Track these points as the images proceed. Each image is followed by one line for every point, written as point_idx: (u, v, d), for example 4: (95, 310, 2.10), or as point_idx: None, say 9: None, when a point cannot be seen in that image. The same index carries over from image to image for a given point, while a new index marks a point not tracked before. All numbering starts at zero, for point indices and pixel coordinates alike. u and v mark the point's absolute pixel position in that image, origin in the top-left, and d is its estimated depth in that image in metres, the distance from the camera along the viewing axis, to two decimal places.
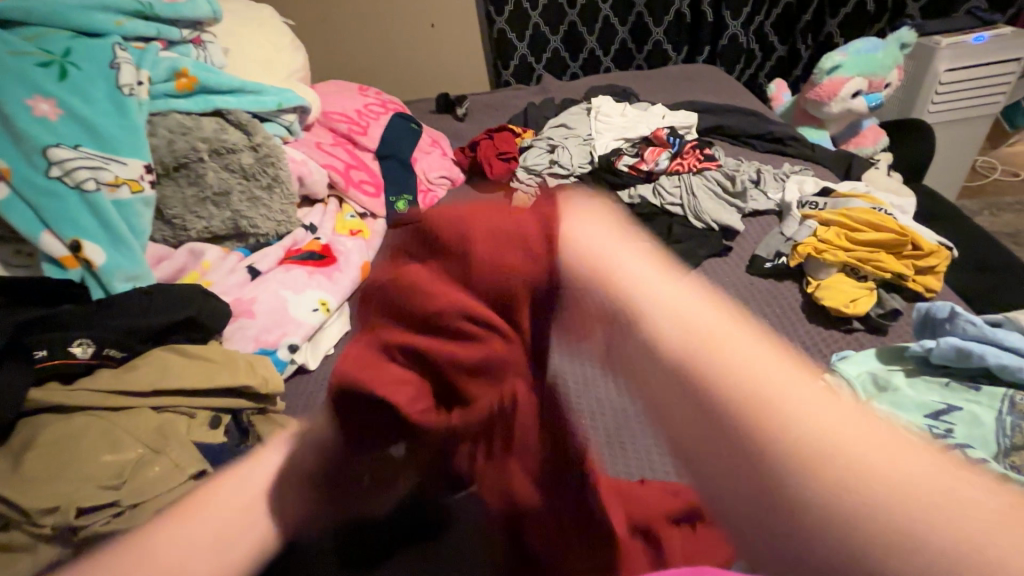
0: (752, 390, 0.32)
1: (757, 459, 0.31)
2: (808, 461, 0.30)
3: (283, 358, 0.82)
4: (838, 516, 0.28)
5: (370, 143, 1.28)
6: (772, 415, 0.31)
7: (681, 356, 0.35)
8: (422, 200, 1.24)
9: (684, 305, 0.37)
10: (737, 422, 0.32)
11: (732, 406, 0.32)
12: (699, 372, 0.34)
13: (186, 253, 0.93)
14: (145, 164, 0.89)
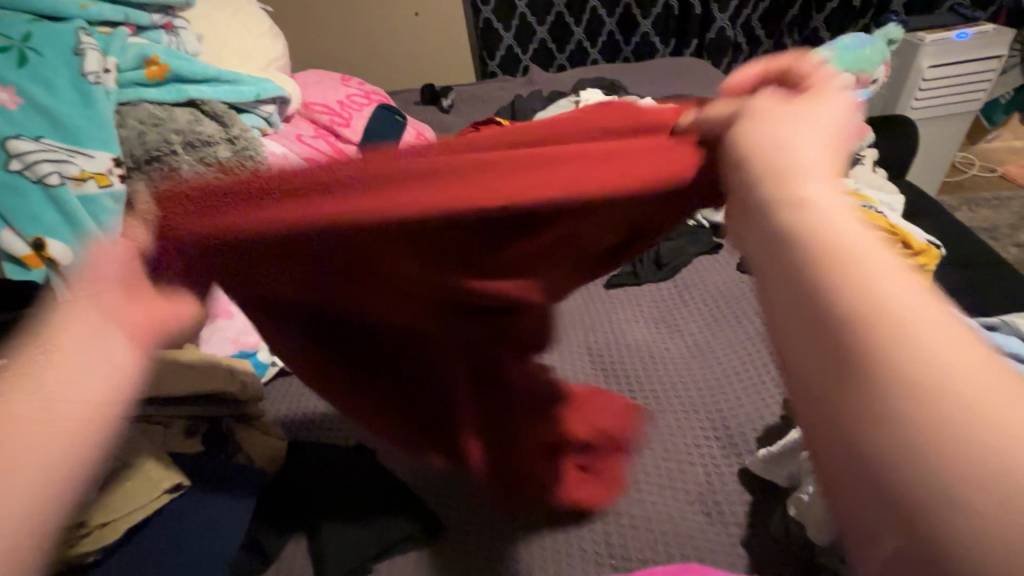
0: (885, 309, 0.25)
1: (873, 361, 0.24)
2: (951, 396, 0.22)
3: (264, 360, 0.80)
4: (962, 465, 0.21)
5: (353, 135, 1.25)
6: (907, 339, 0.24)
7: (805, 252, 0.28)
8: None
9: (842, 208, 0.29)
10: (855, 334, 0.25)
11: (855, 317, 0.25)
12: (820, 273, 0.27)
13: None
14: (114, 156, 0.84)
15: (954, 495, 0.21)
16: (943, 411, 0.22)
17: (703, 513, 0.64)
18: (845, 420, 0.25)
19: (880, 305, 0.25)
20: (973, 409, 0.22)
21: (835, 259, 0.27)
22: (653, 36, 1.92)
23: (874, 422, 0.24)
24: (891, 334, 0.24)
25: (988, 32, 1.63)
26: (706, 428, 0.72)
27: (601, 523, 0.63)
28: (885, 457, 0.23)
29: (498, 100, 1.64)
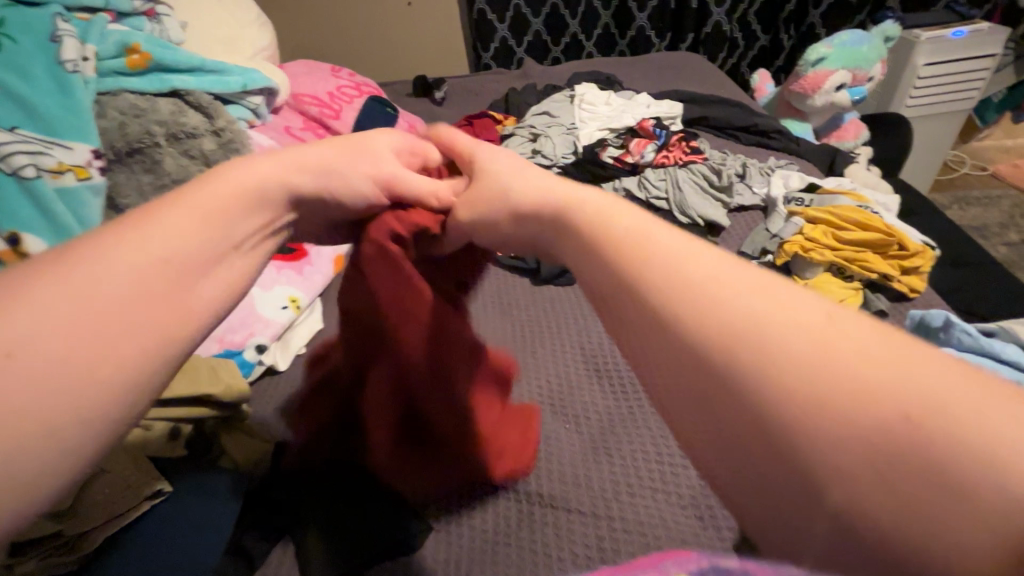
0: (748, 331, 0.28)
1: (742, 378, 0.27)
2: (811, 393, 0.26)
3: (249, 359, 0.77)
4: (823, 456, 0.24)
5: (343, 127, 1.22)
6: (772, 358, 0.27)
7: (678, 294, 0.31)
8: None
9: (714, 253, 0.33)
10: (725, 361, 0.28)
11: (721, 345, 0.29)
12: (691, 310, 0.30)
13: None
14: (94, 148, 0.81)
15: (853, 475, 0.24)
16: (804, 399, 0.26)
17: (696, 517, 0.63)
18: (748, 435, 0.27)
19: (748, 325, 0.28)
20: (838, 397, 0.25)
21: (693, 294, 0.31)
22: (649, 30, 1.90)
23: (768, 429, 0.26)
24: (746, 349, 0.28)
25: (983, 30, 1.62)
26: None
27: (597, 527, 0.62)
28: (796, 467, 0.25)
29: (491, 93, 1.61)
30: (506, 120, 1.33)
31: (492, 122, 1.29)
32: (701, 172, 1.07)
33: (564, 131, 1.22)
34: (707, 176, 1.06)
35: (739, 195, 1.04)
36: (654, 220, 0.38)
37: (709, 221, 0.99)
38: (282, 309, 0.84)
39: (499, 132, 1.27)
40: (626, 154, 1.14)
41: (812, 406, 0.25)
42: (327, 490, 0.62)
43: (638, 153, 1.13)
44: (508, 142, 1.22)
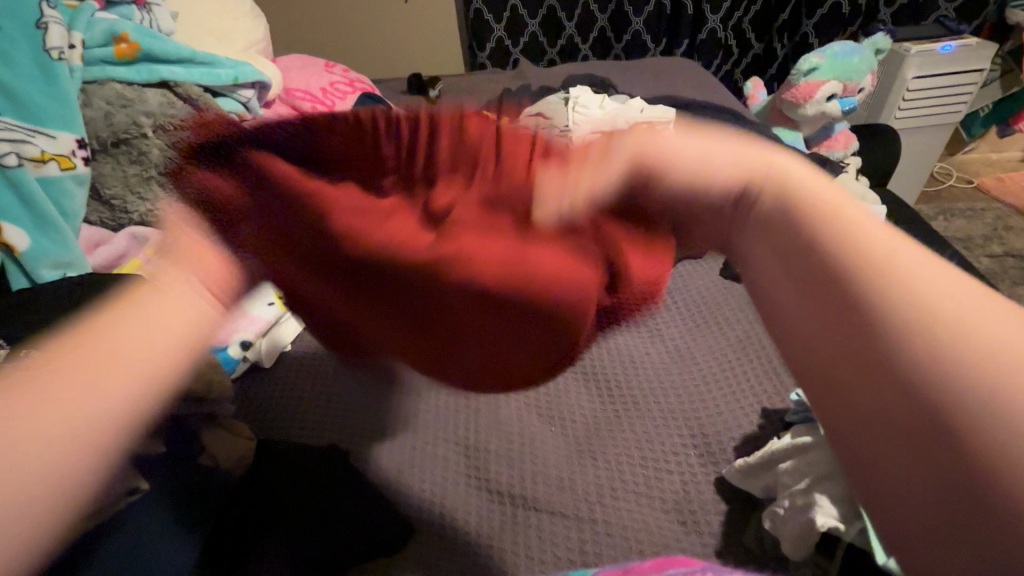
0: (923, 310, 0.30)
1: (858, 329, 0.31)
2: (957, 362, 0.28)
3: (233, 356, 0.75)
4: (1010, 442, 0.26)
5: None
6: (938, 333, 0.29)
7: (846, 274, 0.32)
8: None
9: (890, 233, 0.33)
10: (900, 334, 0.30)
11: (899, 322, 0.30)
12: (852, 284, 0.32)
13: (125, 239, 0.82)
14: (78, 138, 0.80)
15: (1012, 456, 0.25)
16: (925, 364, 0.29)
17: (678, 522, 0.63)
18: (883, 394, 0.30)
19: (902, 283, 0.31)
20: (949, 364, 0.28)
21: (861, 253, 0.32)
22: (644, 34, 1.90)
23: (907, 394, 0.29)
24: (897, 294, 0.31)
25: (971, 45, 1.65)
26: (685, 435, 0.71)
27: (579, 530, 0.62)
28: (879, 399, 0.30)
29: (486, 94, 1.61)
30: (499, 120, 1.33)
31: None
32: None
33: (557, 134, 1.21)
34: None
35: None
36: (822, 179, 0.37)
37: None
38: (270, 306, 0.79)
39: None
40: None
41: (938, 345, 0.29)
42: (311, 489, 0.62)
43: None
44: None
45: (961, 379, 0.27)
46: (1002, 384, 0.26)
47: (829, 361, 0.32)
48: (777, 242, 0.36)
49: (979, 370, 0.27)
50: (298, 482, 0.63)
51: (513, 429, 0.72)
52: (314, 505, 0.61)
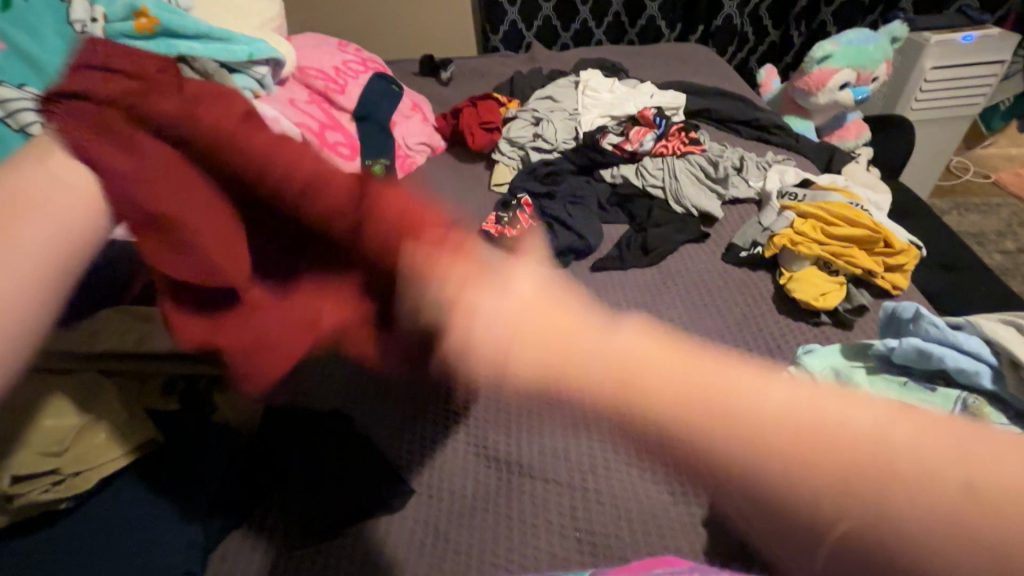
0: (772, 425, 0.31)
1: (750, 464, 0.31)
2: (793, 461, 0.30)
3: None
4: (901, 529, 0.28)
5: (348, 102, 1.26)
6: (812, 438, 0.30)
7: (665, 434, 0.33)
8: (400, 165, 1.26)
9: (677, 359, 0.35)
10: (772, 458, 0.30)
11: (752, 448, 0.31)
12: (672, 435, 0.32)
13: None
14: None
15: (900, 530, 0.28)
16: (822, 478, 0.29)
17: (667, 493, 0.66)
18: (790, 523, 0.31)
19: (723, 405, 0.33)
20: (847, 453, 0.29)
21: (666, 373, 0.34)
22: (659, 19, 1.89)
23: (791, 514, 0.30)
24: (769, 424, 0.31)
25: (994, 36, 1.62)
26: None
27: (570, 498, 0.65)
28: (795, 520, 0.30)
29: (497, 77, 1.63)
30: (510, 103, 1.37)
31: (496, 104, 1.33)
32: (697, 163, 1.09)
33: (566, 117, 1.24)
34: (702, 167, 1.08)
35: (734, 187, 1.06)
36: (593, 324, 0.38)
37: (701, 212, 1.02)
38: None
39: (502, 114, 1.31)
40: (625, 142, 1.14)
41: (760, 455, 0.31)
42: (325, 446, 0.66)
43: (637, 141, 1.13)
44: (510, 126, 1.26)
45: (849, 461, 0.29)
46: (888, 460, 0.28)
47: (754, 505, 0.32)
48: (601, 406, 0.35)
49: (871, 450, 0.29)
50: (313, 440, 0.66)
51: (514, 402, 0.75)
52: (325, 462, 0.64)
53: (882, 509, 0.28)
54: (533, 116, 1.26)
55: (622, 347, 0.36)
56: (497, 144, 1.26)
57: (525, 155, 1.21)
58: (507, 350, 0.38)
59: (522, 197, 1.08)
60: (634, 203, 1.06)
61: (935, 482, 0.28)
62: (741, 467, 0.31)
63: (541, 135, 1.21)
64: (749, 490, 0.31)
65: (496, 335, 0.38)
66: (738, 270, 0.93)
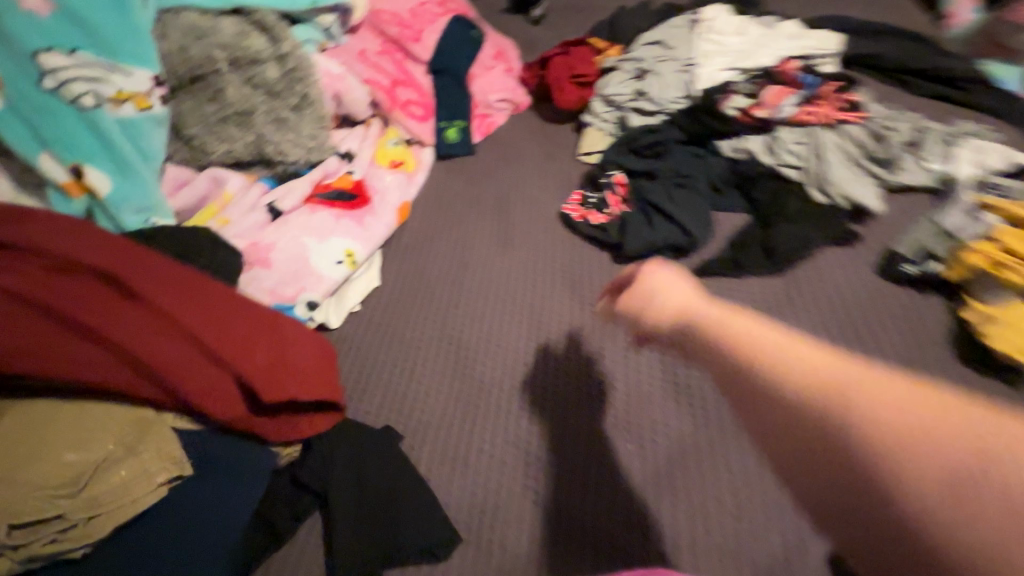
0: (869, 428, 0.29)
1: (898, 491, 0.27)
2: (864, 434, 0.29)
3: (301, 315, 0.77)
4: (993, 534, 0.25)
5: (423, 52, 1.12)
6: (846, 436, 0.30)
7: (801, 395, 0.32)
8: (477, 127, 1.13)
9: (771, 334, 0.36)
10: (847, 443, 0.29)
11: (855, 445, 0.29)
12: (835, 428, 0.30)
13: (207, 180, 0.86)
14: (154, 75, 0.78)
15: (1006, 551, 0.24)
16: (933, 454, 0.27)
17: None
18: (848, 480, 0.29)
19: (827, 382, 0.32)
20: (954, 467, 0.26)
21: (770, 353, 0.35)
22: None
23: (887, 518, 0.28)
24: (914, 418, 0.28)
25: None
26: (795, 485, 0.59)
27: None
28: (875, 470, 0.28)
29: (597, 14, 1.39)
30: (609, 49, 1.14)
31: (591, 53, 1.12)
32: (854, 136, 0.83)
33: (679, 70, 1.00)
34: (860, 142, 0.82)
35: (905, 170, 0.80)
36: (766, 324, 0.38)
37: (852, 204, 0.78)
38: (337, 264, 0.82)
39: (598, 65, 1.10)
40: (756, 107, 0.89)
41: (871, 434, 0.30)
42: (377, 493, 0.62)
43: (774, 105, 0.88)
44: (607, 79, 1.05)
45: (947, 471, 0.26)
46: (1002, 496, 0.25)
47: (868, 434, 0.29)
48: (731, 356, 0.37)
49: (982, 470, 0.26)
50: (362, 483, 0.62)
51: (593, 459, 0.65)
52: (368, 512, 0.60)
53: (962, 511, 0.25)
54: (636, 66, 1.04)
55: (766, 327, 0.37)
56: (589, 103, 1.07)
57: (623, 117, 1.01)
58: (666, 316, 0.43)
59: (616, 174, 0.91)
60: (761, 186, 0.84)
61: (965, 490, 0.26)
62: (830, 425, 0.30)
63: (645, 92, 0.99)
64: (852, 464, 0.29)
65: (659, 289, 0.44)
66: (899, 291, 0.70)
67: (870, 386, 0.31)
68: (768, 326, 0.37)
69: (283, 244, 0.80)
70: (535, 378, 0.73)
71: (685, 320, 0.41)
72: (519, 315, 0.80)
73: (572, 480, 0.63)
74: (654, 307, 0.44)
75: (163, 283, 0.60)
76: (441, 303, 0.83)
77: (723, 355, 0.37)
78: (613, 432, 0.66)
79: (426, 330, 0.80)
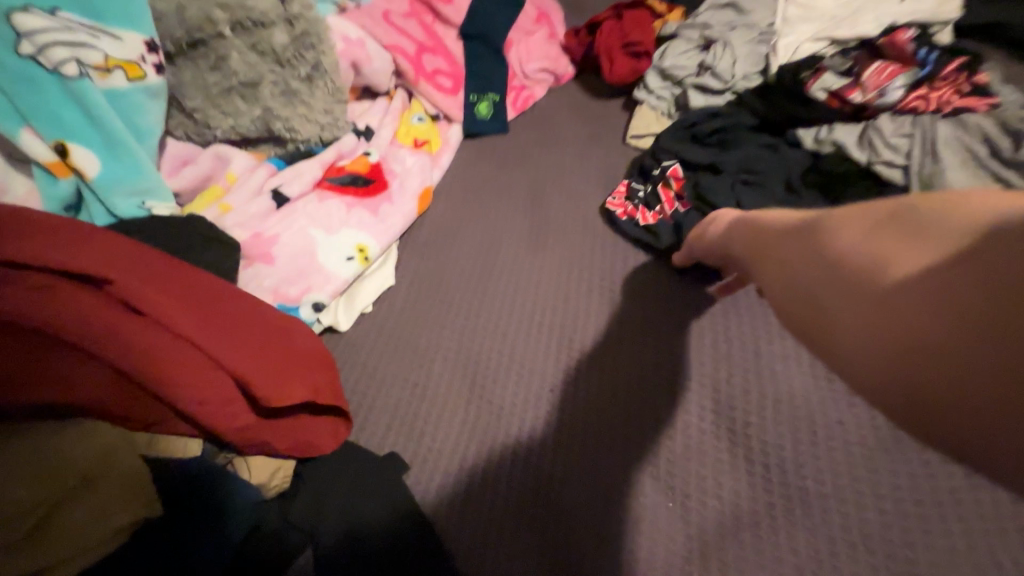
0: (887, 277, 0.35)
1: (897, 295, 0.34)
2: (907, 311, 0.33)
3: (306, 318, 0.68)
4: (973, 357, 0.30)
5: (455, 14, 0.98)
6: (896, 295, 0.34)
7: (872, 262, 0.36)
8: (513, 101, 1.00)
9: (866, 218, 0.39)
10: (871, 284, 0.36)
11: (872, 282, 0.36)
12: (847, 261, 0.38)
13: (212, 158, 0.78)
14: (147, 40, 0.69)
15: (989, 370, 0.29)
16: (946, 295, 0.32)
17: None
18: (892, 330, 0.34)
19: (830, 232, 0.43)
20: (966, 306, 0.31)
21: (851, 233, 0.39)
22: None
23: (902, 330, 0.33)
24: (952, 285, 0.32)
25: None
26: (874, 567, 0.49)
27: None
28: (897, 306, 0.34)
29: None
30: (670, 12, 0.98)
31: (648, 17, 0.96)
32: (981, 129, 0.66)
33: (754, 40, 0.84)
34: (988, 139, 0.65)
35: None
36: (866, 209, 0.40)
37: None
38: (348, 260, 0.73)
39: (655, 32, 0.95)
40: (853, 89, 0.74)
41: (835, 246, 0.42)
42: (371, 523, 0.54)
43: (878, 87, 0.72)
44: (666, 49, 0.90)
45: (991, 315, 0.30)
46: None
47: (937, 341, 0.31)
48: (839, 260, 0.39)
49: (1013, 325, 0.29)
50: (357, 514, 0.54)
51: (627, 506, 0.55)
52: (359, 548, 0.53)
53: (989, 359, 0.29)
54: (702, 34, 0.88)
55: (884, 218, 0.38)
56: (643, 77, 0.92)
57: (682, 95, 0.86)
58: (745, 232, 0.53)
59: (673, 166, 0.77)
60: (851, 188, 0.69)
61: (978, 349, 0.29)
62: (866, 270, 0.37)
63: (711, 66, 0.84)
64: (899, 315, 0.33)
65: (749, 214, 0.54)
66: None
67: (914, 251, 0.35)
68: (865, 211, 0.40)
69: (288, 236, 0.71)
70: (565, 407, 0.63)
71: (806, 221, 0.44)
72: (550, 327, 0.70)
73: (608, 523, 0.55)
74: (744, 223, 0.53)
75: (158, 281, 0.51)
76: (463, 308, 0.73)
77: (782, 244, 0.46)
78: (648, 479, 0.57)
79: (443, 340, 0.70)
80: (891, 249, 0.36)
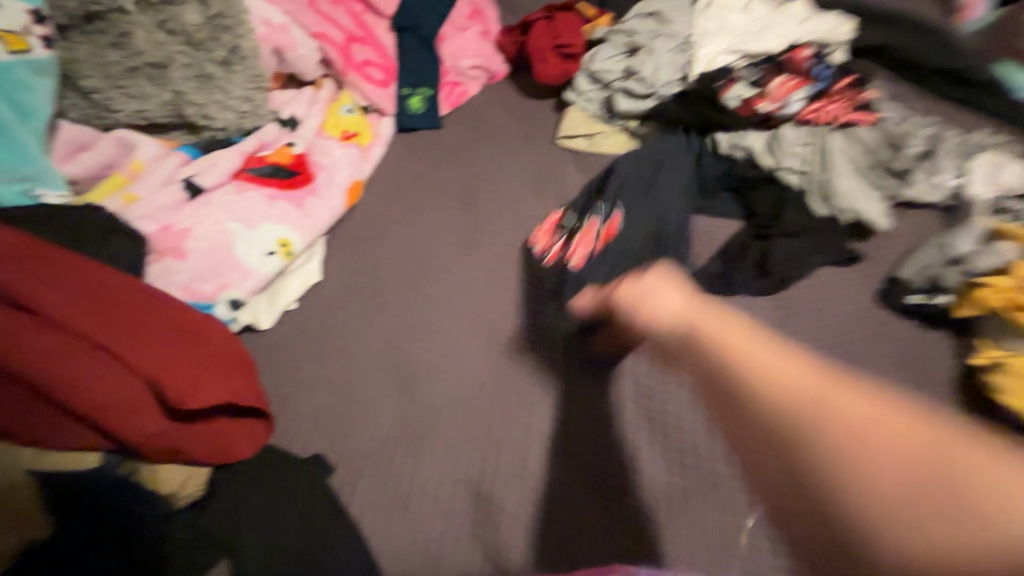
0: (831, 471, 0.29)
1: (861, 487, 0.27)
2: (858, 509, 0.27)
3: (223, 316, 0.65)
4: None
5: (386, 5, 0.96)
6: (832, 485, 0.28)
7: (799, 417, 0.31)
8: (446, 96, 0.99)
9: (787, 362, 0.33)
10: (808, 460, 0.29)
11: (818, 475, 0.29)
12: (767, 412, 0.32)
13: (113, 145, 0.72)
14: (33, 10, 0.66)
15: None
16: (916, 509, 0.26)
17: None
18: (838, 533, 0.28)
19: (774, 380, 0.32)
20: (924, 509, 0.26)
21: (776, 382, 0.32)
22: None
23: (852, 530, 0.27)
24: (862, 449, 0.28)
25: None
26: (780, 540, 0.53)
27: None
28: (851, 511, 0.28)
29: None
30: (599, 16, 1.01)
31: (578, 19, 0.99)
32: (864, 142, 0.75)
33: (675, 48, 0.89)
34: (870, 150, 0.74)
35: (915, 185, 0.72)
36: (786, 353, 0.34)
37: (854, 221, 0.70)
38: (269, 255, 0.69)
39: (585, 36, 0.97)
40: (761, 99, 0.79)
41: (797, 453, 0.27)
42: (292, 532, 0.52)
43: (781, 99, 0.79)
44: (594, 53, 0.93)
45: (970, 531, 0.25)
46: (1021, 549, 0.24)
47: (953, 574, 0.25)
48: (754, 406, 0.33)
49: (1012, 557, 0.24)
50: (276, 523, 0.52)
51: (556, 496, 0.56)
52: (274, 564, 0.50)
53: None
54: (628, 40, 0.92)
55: (800, 368, 0.33)
56: (573, 78, 0.95)
57: (609, 98, 0.90)
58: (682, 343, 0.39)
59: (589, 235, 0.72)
60: (760, 194, 0.75)
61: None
62: (830, 482, 0.28)
63: (635, 71, 0.88)
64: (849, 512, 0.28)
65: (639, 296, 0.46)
66: (898, 322, 0.64)
67: (851, 409, 0.30)
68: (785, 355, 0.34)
69: (202, 229, 0.67)
70: (495, 402, 0.64)
71: (694, 324, 0.39)
72: (481, 325, 0.70)
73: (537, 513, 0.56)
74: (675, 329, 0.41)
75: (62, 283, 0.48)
76: (393, 307, 0.72)
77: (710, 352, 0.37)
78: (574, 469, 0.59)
79: (371, 340, 0.69)
80: (831, 409, 0.30)
